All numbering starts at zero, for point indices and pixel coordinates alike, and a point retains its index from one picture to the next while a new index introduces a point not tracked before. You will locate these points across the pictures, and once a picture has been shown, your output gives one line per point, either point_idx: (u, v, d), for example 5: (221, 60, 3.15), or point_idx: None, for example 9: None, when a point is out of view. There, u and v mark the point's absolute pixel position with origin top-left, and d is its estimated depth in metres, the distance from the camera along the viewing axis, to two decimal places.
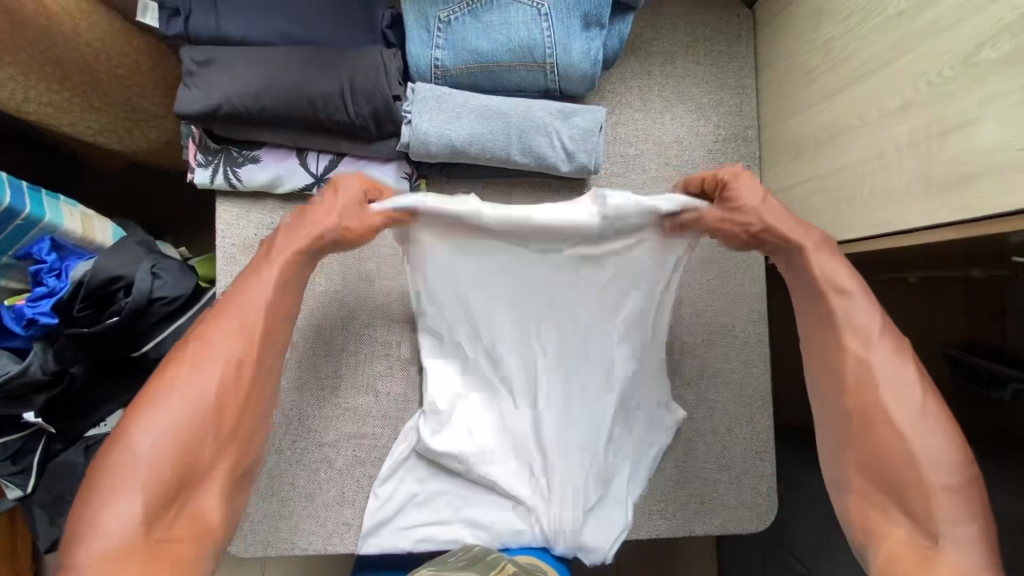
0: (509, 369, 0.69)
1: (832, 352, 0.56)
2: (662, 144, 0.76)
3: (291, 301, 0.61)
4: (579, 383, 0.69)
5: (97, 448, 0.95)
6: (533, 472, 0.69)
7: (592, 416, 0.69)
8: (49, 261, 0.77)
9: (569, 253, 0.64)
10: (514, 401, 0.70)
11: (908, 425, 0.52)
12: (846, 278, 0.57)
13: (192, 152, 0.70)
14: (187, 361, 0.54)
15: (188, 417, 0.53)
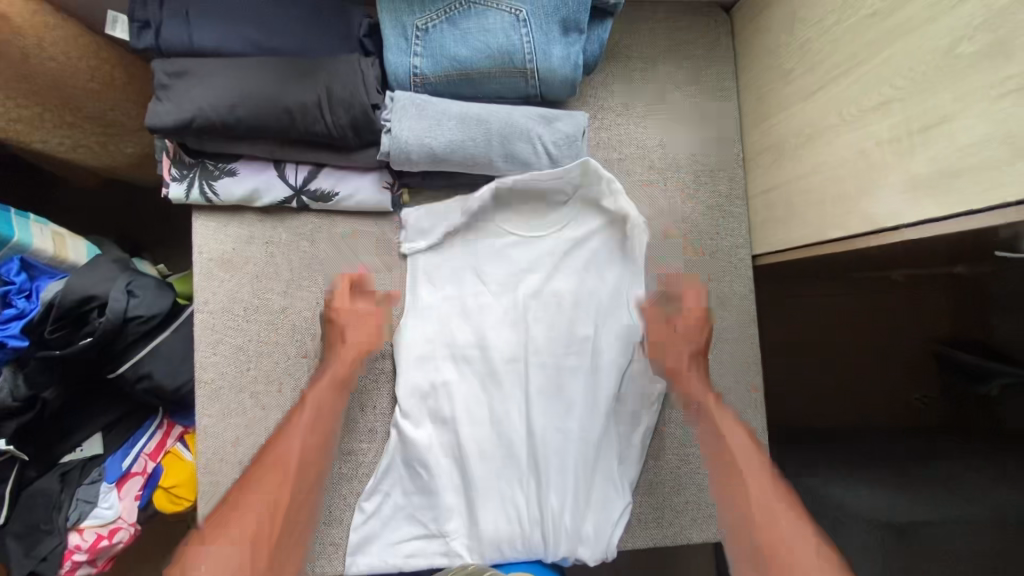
0: (499, 356, 0.72)
1: (742, 496, 0.63)
2: (645, 149, 0.76)
3: (326, 438, 0.69)
4: (569, 373, 0.72)
5: (74, 474, 0.92)
6: (522, 468, 0.70)
7: (585, 406, 0.71)
8: (18, 282, 0.74)
9: (561, 237, 0.75)
10: (504, 391, 0.72)
11: (804, 553, 0.56)
12: (740, 442, 0.66)
13: (166, 166, 0.68)
14: (233, 501, 0.62)
15: (236, 554, 0.58)
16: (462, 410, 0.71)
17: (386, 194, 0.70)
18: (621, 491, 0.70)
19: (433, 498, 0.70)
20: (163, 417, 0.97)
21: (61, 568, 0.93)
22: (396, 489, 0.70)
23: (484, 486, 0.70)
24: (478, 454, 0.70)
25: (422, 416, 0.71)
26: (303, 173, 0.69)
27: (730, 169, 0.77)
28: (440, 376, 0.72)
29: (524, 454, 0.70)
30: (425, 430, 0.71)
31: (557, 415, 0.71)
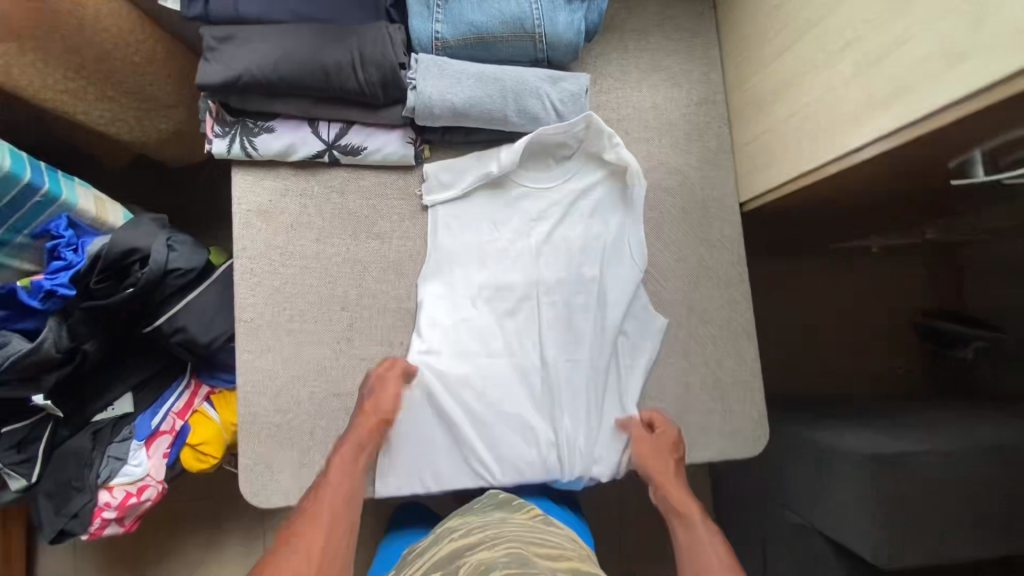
0: (511, 296, 0.80)
1: None
2: (641, 109, 0.84)
3: (352, 500, 0.66)
4: (577, 310, 0.80)
5: (105, 432, 0.97)
6: (535, 395, 0.78)
7: (592, 339, 0.80)
8: (67, 236, 0.80)
9: (566, 189, 0.83)
10: (517, 327, 0.79)
11: None
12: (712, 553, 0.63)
13: (209, 124, 0.75)
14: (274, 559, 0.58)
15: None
16: (478, 346, 0.78)
17: (409, 148, 0.78)
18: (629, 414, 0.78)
19: (456, 424, 0.75)
20: (190, 378, 1.02)
21: (91, 525, 0.97)
22: (424, 417, 0.76)
23: (504, 413, 0.76)
24: (498, 383, 0.77)
25: (446, 349, 0.77)
26: (334, 130, 0.76)
27: (717, 128, 0.85)
28: (463, 314, 0.78)
29: (539, 383, 0.78)
30: (451, 362, 0.77)
31: (567, 347, 0.79)
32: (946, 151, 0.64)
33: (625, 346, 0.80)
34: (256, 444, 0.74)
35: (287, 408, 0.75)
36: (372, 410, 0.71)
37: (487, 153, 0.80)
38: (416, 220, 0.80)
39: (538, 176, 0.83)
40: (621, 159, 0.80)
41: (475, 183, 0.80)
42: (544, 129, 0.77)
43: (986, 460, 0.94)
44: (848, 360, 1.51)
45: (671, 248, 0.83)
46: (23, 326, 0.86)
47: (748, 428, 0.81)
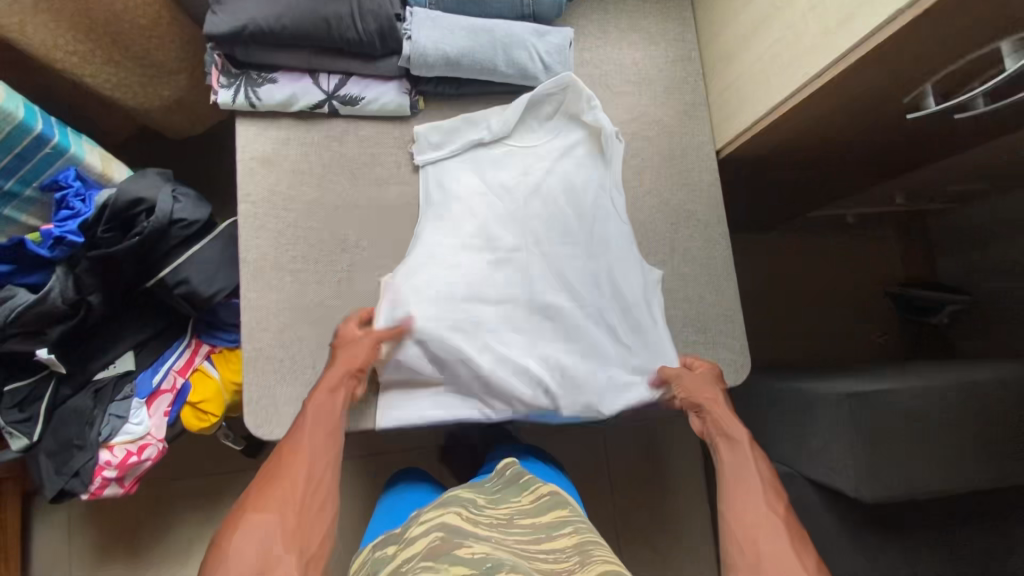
0: (497, 241, 0.83)
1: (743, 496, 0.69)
2: (622, 65, 0.90)
3: (332, 433, 0.70)
4: (563, 255, 0.85)
5: (106, 391, 0.98)
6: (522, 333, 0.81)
7: (577, 282, 0.84)
8: (75, 187, 0.84)
9: (551, 148, 0.88)
10: (504, 269, 0.82)
11: None
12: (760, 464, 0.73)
13: (215, 76, 0.79)
14: (265, 484, 0.65)
15: (268, 522, 0.61)
16: (465, 286, 0.81)
17: (405, 97, 0.82)
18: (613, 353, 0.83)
19: (456, 363, 0.78)
20: (191, 337, 1.03)
21: (91, 484, 0.98)
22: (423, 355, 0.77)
23: (502, 350, 0.79)
24: (495, 325, 0.80)
25: (440, 296, 0.79)
26: (334, 81, 0.81)
27: (693, 82, 0.91)
28: (456, 261, 0.81)
29: (536, 324, 0.82)
30: (447, 309, 0.78)
31: (559, 294, 0.83)
32: (900, 80, 0.70)
33: (614, 290, 0.84)
34: (259, 378, 0.77)
35: (290, 344, 0.78)
36: (351, 355, 0.73)
37: (474, 116, 0.84)
38: (413, 168, 0.84)
39: (523, 137, 0.87)
40: (601, 121, 0.85)
41: (463, 144, 0.85)
42: (529, 94, 0.84)
43: (963, 399, 0.96)
44: (829, 329, 1.56)
45: (653, 192, 0.88)
46: (29, 281, 0.88)
47: (730, 358, 0.86)
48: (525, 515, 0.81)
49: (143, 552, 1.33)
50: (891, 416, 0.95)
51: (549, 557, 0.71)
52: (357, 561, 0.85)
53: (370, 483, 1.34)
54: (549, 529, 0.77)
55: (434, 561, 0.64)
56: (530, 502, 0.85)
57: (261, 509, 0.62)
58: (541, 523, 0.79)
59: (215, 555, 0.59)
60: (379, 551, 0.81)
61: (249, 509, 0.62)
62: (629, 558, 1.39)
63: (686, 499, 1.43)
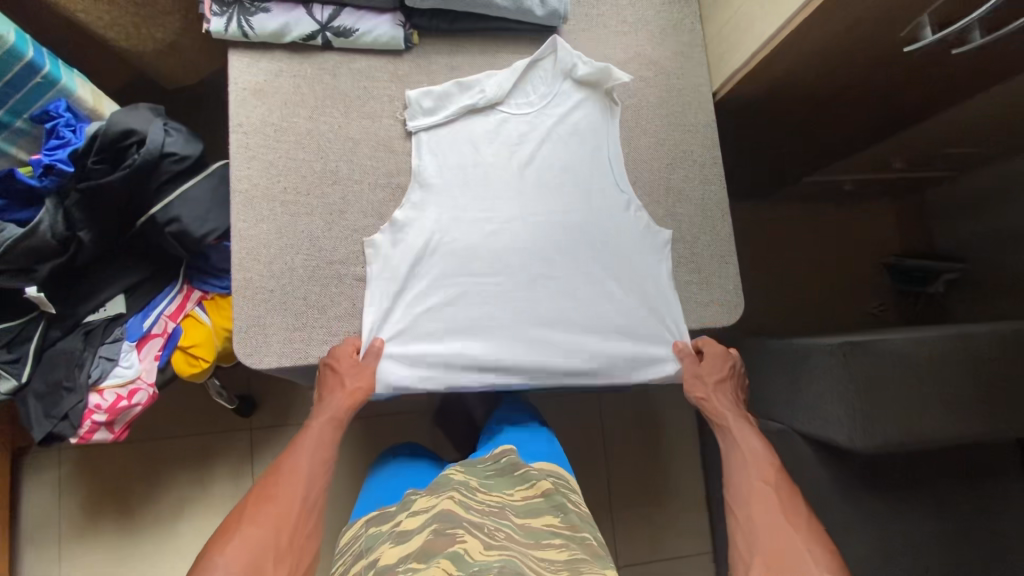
0: (489, 212, 0.81)
1: (748, 469, 0.77)
2: (619, 5, 0.89)
3: (328, 459, 0.75)
4: (558, 228, 0.82)
5: (96, 334, 0.97)
6: (514, 307, 0.79)
7: (570, 256, 0.81)
8: (66, 117, 0.83)
9: (551, 114, 0.85)
10: (494, 241, 0.80)
11: (788, 550, 0.68)
12: (756, 446, 0.79)
13: (207, 4, 0.78)
14: (262, 495, 0.69)
15: (262, 536, 0.66)
16: (455, 258, 0.79)
17: (399, 30, 0.81)
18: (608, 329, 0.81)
19: (450, 333, 0.78)
20: (183, 283, 1.02)
21: (80, 427, 0.97)
22: (422, 327, 0.78)
23: (500, 321, 0.79)
24: (489, 297, 0.79)
25: (429, 273, 0.79)
26: (328, 11, 0.80)
27: (690, 24, 0.90)
28: (447, 234, 0.80)
29: (532, 298, 0.80)
30: (440, 284, 0.79)
31: (558, 265, 0.81)
32: (897, 7, 0.69)
33: (614, 254, 0.82)
34: (249, 307, 0.75)
35: (280, 275, 0.76)
36: (353, 387, 0.73)
37: (469, 81, 0.82)
38: (403, 117, 0.82)
39: (518, 102, 0.85)
40: (595, 70, 0.84)
41: (457, 110, 0.83)
42: (522, 61, 0.84)
43: (960, 353, 0.95)
44: (827, 300, 1.56)
45: (648, 133, 0.86)
46: (20, 217, 0.87)
47: (717, 317, 0.84)
48: (516, 512, 0.80)
49: (133, 511, 1.32)
50: (888, 374, 0.93)
51: (536, 558, 0.71)
52: (347, 537, 0.86)
53: (362, 444, 1.32)
54: (537, 535, 0.76)
55: (424, 562, 0.64)
56: (521, 498, 0.83)
57: (255, 523, 0.66)
58: (531, 526, 0.77)
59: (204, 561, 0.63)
60: (373, 526, 0.82)
61: (242, 523, 0.66)
62: (625, 524, 1.38)
63: (683, 466, 1.43)
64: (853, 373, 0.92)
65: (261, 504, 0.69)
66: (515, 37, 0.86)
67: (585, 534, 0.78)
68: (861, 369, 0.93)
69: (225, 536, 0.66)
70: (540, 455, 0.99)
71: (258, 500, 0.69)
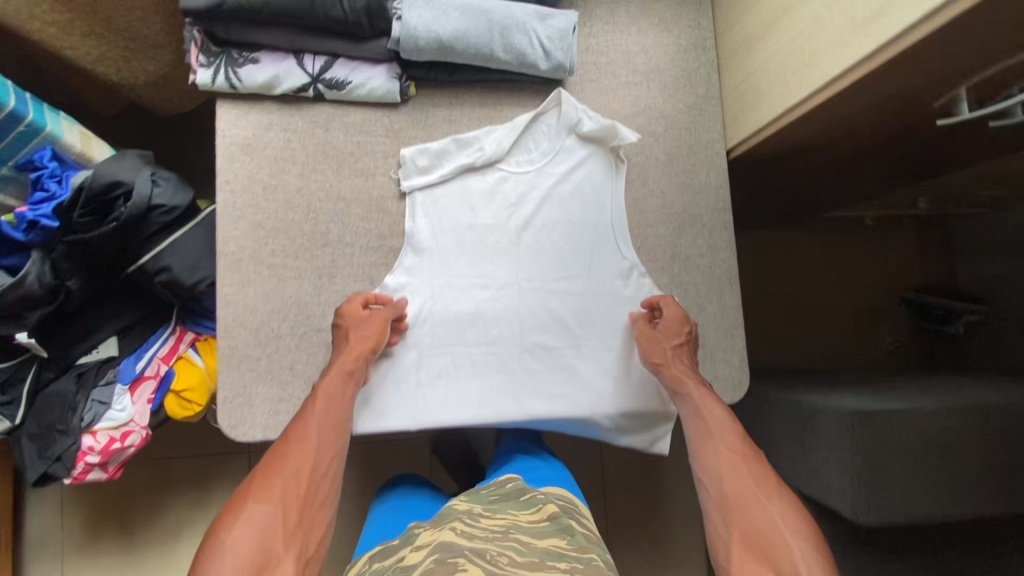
0: (485, 276, 0.78)
1: (711, 441, 0.68)
2: (630, 53, 0.83)
3: (341, 421, 0.67)
4: (555, 294, 0.79)
5: (90, 376, 0.96)
6: (507, 376, 0.76)
7: (566, 324, 0.78)
8: (50, 167, 0.80)
9: (553, 172, 0.81)
10: (488, 307, 0.77)
11: (765, 526, 0.60)
12: (718, 415, 0.70)
13: (193, 54, 0.74)
14: (267, 468, 0.61)
15: (270, 510, 0.58)
16: (448, 327, 0.76)
17: (394, 83, 0.77)
18: (605, 402, 0.77)
19: (439, 407, 0.75)
20: (176, 324, 1.00)
21: (74, 469, 0.97)
22: (412, 400, 0.75)
23: (490, 394, 0.75)
24: (481, 369, 0.76)
25: (420, 344, 0.76)
26: (319, 63, 0.75)
27: (706, 74, 0.84)
28: (442, 301, 0.77)
29: (526, 369, 0.77)
30: (430, 356, 0.76)
31: (553, 336, 0.78)
32: (929, 82, 0.62)
33: (614, 323, 0.79)
34: (235, 376, 0.73)
35: (267, 342, 0.74)
36: (361, 339, 0.70)
37: (467, 138, 0.78)
38: (398, 174, 0.78)
39: (519, 159, 0.81)
40: (601, 126, 0.79)
41: (453, 169, 0.79)
42: (522, 114, 0.80)
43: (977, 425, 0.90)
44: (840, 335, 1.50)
45: (656, 193, 0.81)
46: (6, 263, 0.84)
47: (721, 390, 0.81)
48: (522, 531, 0.74)
49: (133, 530, 1.34)
50: (897, 445, 0.89)
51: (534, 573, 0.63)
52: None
53: (360, 473, 1.32)
54: (544, 555, 0.68)
55: None
56: (529, 521, 0.77)
57: (262, 497, 0.59)
58: (537, 547, 0.70)
59: (212, 545, 0.55)
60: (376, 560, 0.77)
61: (249, 498, 0.59)
62: (623, 561, 1.37)
63: (683, 503, 1.40)
64: (860, 442, 0.89)
65: (268, 479, 0.61)
66: (518, 89, 0.81)
67: (592, 556, 0.69)
68: (868, 439, 0.89)
69: (230, 513, 0.58)
70: (548, 479, 0.95)
71: (264, 473, 0.61)
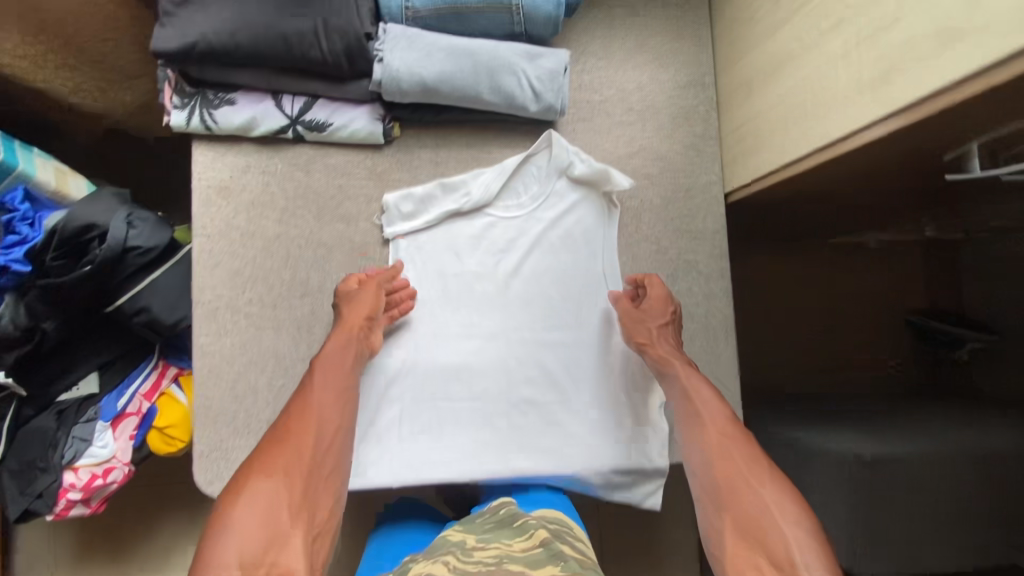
0: (471, 325, 0.76)
1: (699, 424, 0.65)
2: (624, 91, 0.80)
3: (345, 392, 0.65)
4: (544, 344, 0.76)
5: (70, 414, 0.94)
6: (493, 430, 0.74)
7: (554, 376, 0.76)
8: (22, 210, 0.78)
9: (543, 216, 0.78)
10: (475, 358, 0.75)
11: (758, 510, 0.57)
12: (706, 396, 0.67)
13: (168, 95, 0.71)
14: (270, 445, 0.60)
15: (274, 489, 0.56)
16: (432, 379, 0.74)
17: (377, 125, 0.74)
18: (594, 457, 0.74)
19: (422, 463, 0.72)
20: (158, 359, 0.98)
21: (56, 505, 0.94)
22: (395, 456, 0.72)
23: (474, 449, 0.73)
24: (466, 423, 0.74)
25: (403, 398, 0.73)
26: (299, 104, 0.72)
27: (705, 112, 0.80)
28: (426, 352, 0.74)
29: (513, 422, 0.74)
30: (413, 410, 0.73)
31: (541, 390, 0.75)
32: (940, 142, 0.58)
33: (604, 375, 0.76)
34: (211, 431, 0.71)
35: (244, 396, 0.72)
36: (355, 312, 0.68)
37: (452, 183, 0.75)
38: (381, 222, 0.75)
39: (507, 204, 0.78)
40: (594, 170, 0.76)
41: (439, 214, 0.76)
42: (513, 156, 0.77)
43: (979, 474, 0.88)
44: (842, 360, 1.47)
45: (649, 239, 0.78)
46: None
47: None
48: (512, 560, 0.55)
49: None
50: (896, 494, 0.87)
51: None
52: None
53: None
54: None
55: None
56: (520, 549, 0.58)
57: (264, 474, 0.57)
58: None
59: (216, 527, 0.53)
60: None
61: (252, 475, 0.57)
62: None
63: None
64: (859, 492, 0.86)
65: (268, 457, 0.59)
66: (507, 129, 0.77)
67: None
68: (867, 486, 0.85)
69: (233, 491, 0.56)
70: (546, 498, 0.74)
71: (266, 452, 0.59)
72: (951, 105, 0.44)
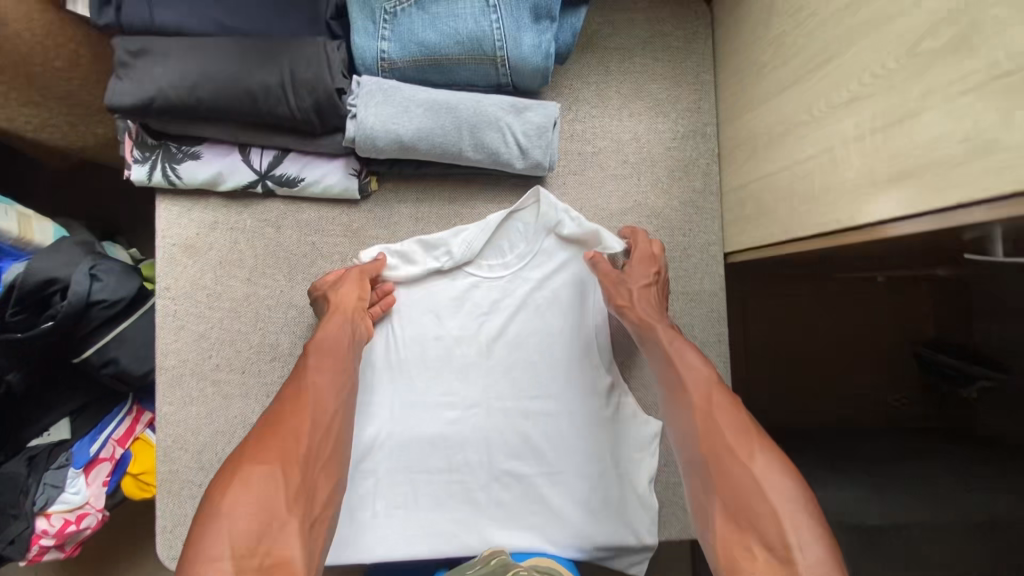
0: (451, 392, 0.71)
1: (685, 394, 0.59)
2: (619, 141, 0.74)
3: (346, 372, 0.61)
4: (528, 413, 0.72)
5: (42, 459, 0.88)
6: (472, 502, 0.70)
7: (537, 447, 0.71)
8: None
9: (529, 274, 0.73)
10: (455, 426, 0.71)
11: (751, 485, 0.51)
12: (692, 363, 0.60)
13: (128, 147, 0.67)
14: (264, 429, 0.54)
15: (269, 477, 0.49)
16: (409, 449, 0.70)
17: (352, 180, 0.69)
18: (577, 534, 0.70)
19: (398, 540, 0.68)
20: (132, 404, 0.95)
21: (28, 552, 0.88)
22: (368, 532, 0.68)
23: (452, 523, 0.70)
24: (444, 498, 0.70)
25: (379, 472, 0.69)
26: (268, 158, 0.68)
27: (705, 164, 0.75)
28: (403, 420, 0.70)
29: (494, 497, 0.71)
30: (388, 484, 0.70)
31: (525, 463, 0.71)
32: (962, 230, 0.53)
33: (591, 447, 0.72)
34: (175, 504, 0.68)
35: (210, 467, 0.68)
36: (345, 294, 0.65)
37: (433, 241, 0.70)
38: None
39: (491, 262, 0.73)
40: (583, 231, 0.71)
41: (420, 272, 0.72)
42: (499, 212, 0.72)
43: None
44: None
45: None
46: None
47: None
48: None
49: None
50: None
51: None
52: None
53: None
54: None
55: None
56: None
57: (258, 459, 0.50)
58: None
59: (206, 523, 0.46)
60: None
61: (245, 460, 0.50)
62: None
63: None
64: None
65: (258, 440, 0.53)
66: (490, 182, 0.73)
67: None
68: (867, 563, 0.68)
69: (224, 482, 0.49)
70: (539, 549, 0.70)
71: (259, 439, 0.53)
72: (976, 218, 0.39)
